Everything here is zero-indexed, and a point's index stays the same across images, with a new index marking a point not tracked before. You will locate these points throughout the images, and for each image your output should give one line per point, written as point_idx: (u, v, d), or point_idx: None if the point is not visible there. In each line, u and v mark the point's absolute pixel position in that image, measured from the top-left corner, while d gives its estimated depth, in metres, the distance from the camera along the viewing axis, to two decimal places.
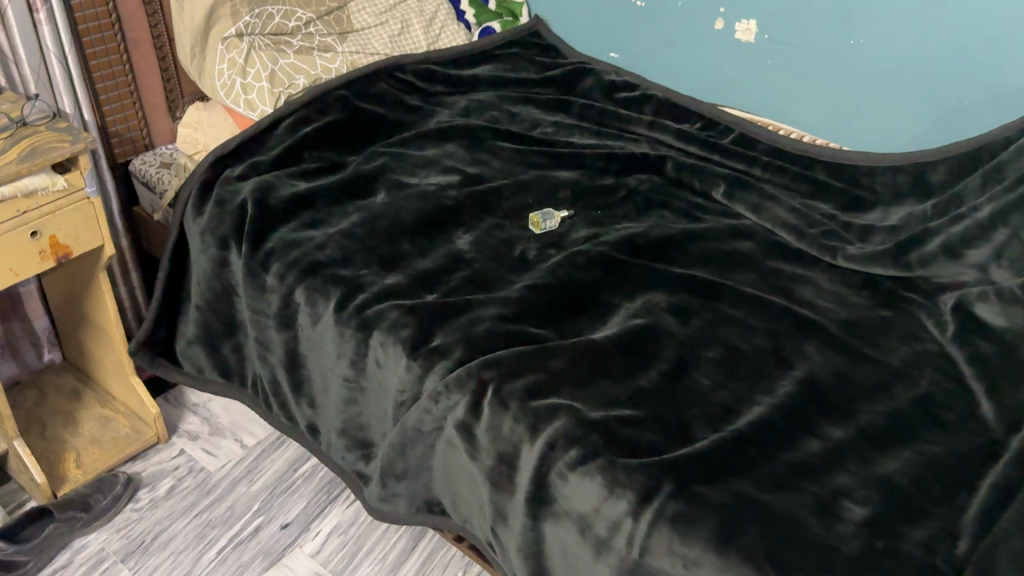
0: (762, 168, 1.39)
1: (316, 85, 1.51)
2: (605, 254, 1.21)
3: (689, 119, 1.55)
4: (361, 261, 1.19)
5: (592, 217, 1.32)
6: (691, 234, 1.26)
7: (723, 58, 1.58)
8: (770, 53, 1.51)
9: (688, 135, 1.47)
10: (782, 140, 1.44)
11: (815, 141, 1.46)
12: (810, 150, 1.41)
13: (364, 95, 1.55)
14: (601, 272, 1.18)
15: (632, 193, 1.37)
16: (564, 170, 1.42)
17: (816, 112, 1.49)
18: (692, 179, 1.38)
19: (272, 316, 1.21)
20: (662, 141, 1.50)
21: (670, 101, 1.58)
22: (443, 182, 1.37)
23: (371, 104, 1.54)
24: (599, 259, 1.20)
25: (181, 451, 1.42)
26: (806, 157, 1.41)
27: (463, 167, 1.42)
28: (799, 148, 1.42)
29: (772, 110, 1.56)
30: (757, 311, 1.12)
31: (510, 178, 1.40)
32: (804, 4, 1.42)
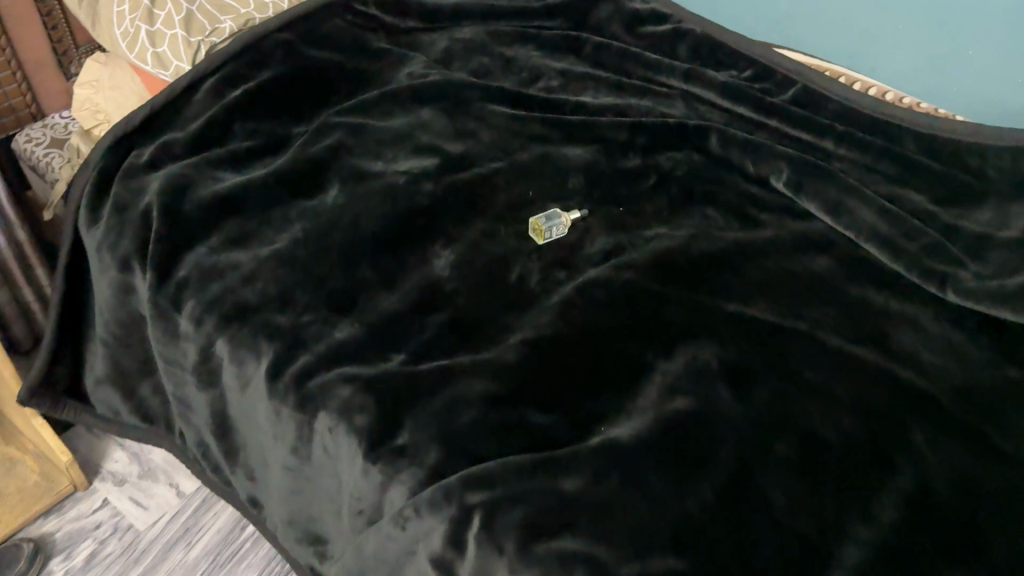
0: (836, 141, 1.07)
1: (249, 30, 1.15)
2: (631, 284, 0.90)
3: (736, 64, 1.20)
4: (303, 299, 0.88)
5: (612, 218, 1.00)
6: (745, 249, 0.95)
7: None
8: None
9: (738, 93, 1.13)
10: (860, 99, 1.11)
11: (905, 100, 1.13)
12: (899, 116, 1.08)
13: (313, 41, 1.20)
14: (626, 314, 0.88)
15: (663, 183, 1.04)
16: (575, 146, 1.09)
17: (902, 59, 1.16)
18: (743, 161, 1.05)
19: (191, 370, 0.91)
20: (702, 98, 1.16)
21: (710, 38, 1.22)
22: (415, 168, 1.04)
23: (321, 51, 1.19)
24: (623, 293, 0.90)
25: (104, 502, 1.15)
26: (893, 126, 1.08)
27: (441, 144, 1.08)
28: (882, 111, 1.09)
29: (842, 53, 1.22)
30: (839, 374, 0.83)
31: (504, 160, 1.07)
32: None
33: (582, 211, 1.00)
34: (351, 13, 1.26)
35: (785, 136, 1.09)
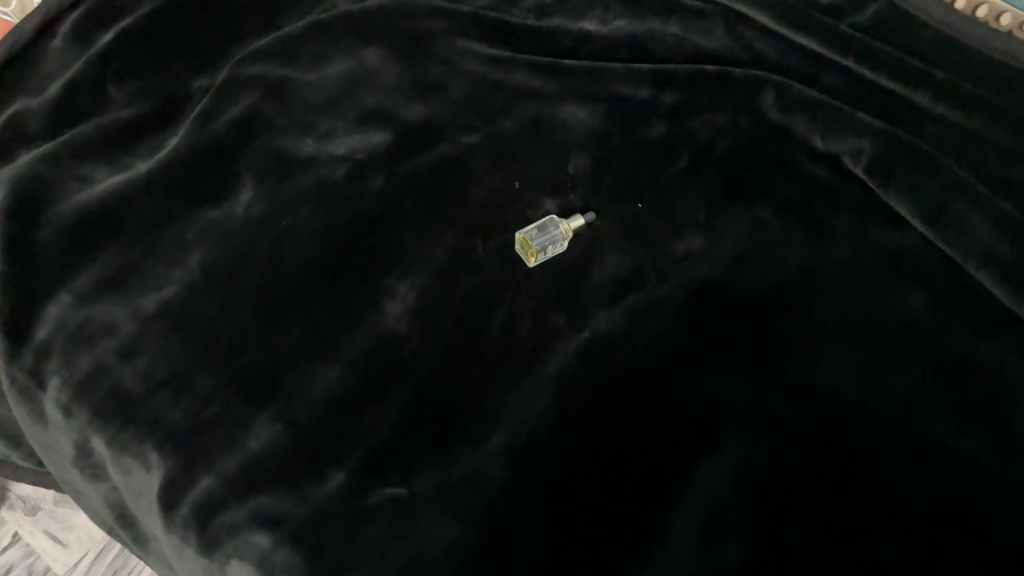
0: (932, 97, 0.77)
1: None
2: (656, 344, 0.67)
3: None
4: (206, 382, 0.64)
5: (628, 223, 0.74)
6: (809, 281, 0.71)
7: None
8: None
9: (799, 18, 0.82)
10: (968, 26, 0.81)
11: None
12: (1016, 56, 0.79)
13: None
14: (651, 394, 0.65)
15: (697, 165, 0.77)
16: (577, 106, 0.80)
17: None
18: (806, 132, 0.78)
19: (70, 458, 0.69)
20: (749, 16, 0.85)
21: None
22: (361, 150, 0.77)
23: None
24: (647, 360, 0.66)
25: (13, 538, 0.96)
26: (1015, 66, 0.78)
27: (395, 108, 0.80)
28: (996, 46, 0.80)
29: None
30: (941, 480, 0.61)
31: (481, 132, 0.79)
32: None
33: (585, 217, 0.74)
34: None
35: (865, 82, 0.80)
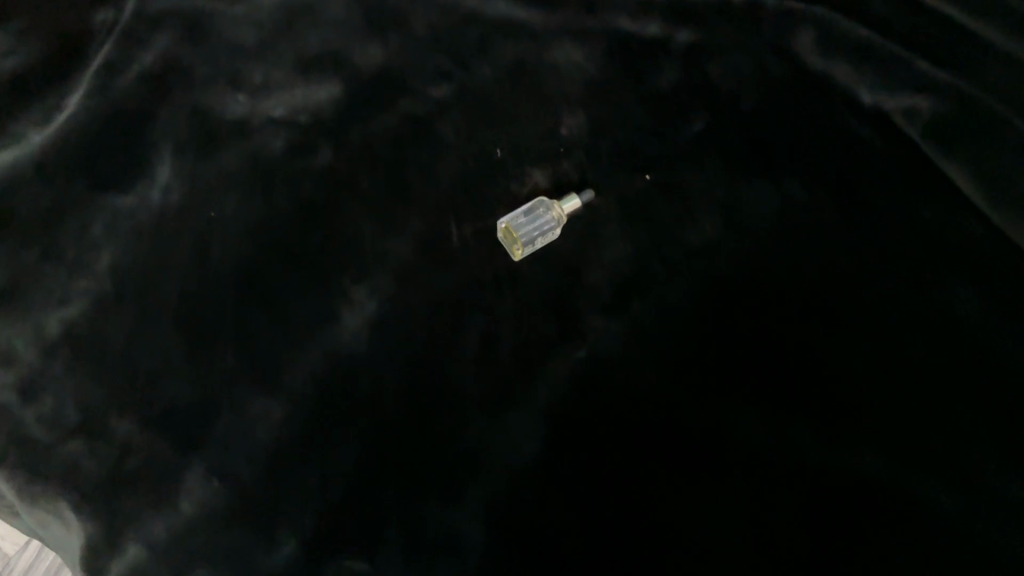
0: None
1: None
2: (654, 356, 0.57)
3: None
4: (125, 426, 0.53)
5: (632, 203, 0.62)
6: (837, 273, 0.59)
7: None
8: None
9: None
10: None
11: None
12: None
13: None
14: (646, 422, 0.54)
15: (714, 125, 0.64)
16: (570, 45, 0.66)
17: None
18: (852, 86, 0.64)
19: None
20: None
21: None
22: (306, 110, 0.62)
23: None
24: (643, 378, 0.56)
25: None
26: None
27: (347, 50, 0.65)
28: None
29: None
30: (990, 520, 0.49)
31: (453, 81, 0.65)
32: None
33: (581, 196, 0.61)
34: None
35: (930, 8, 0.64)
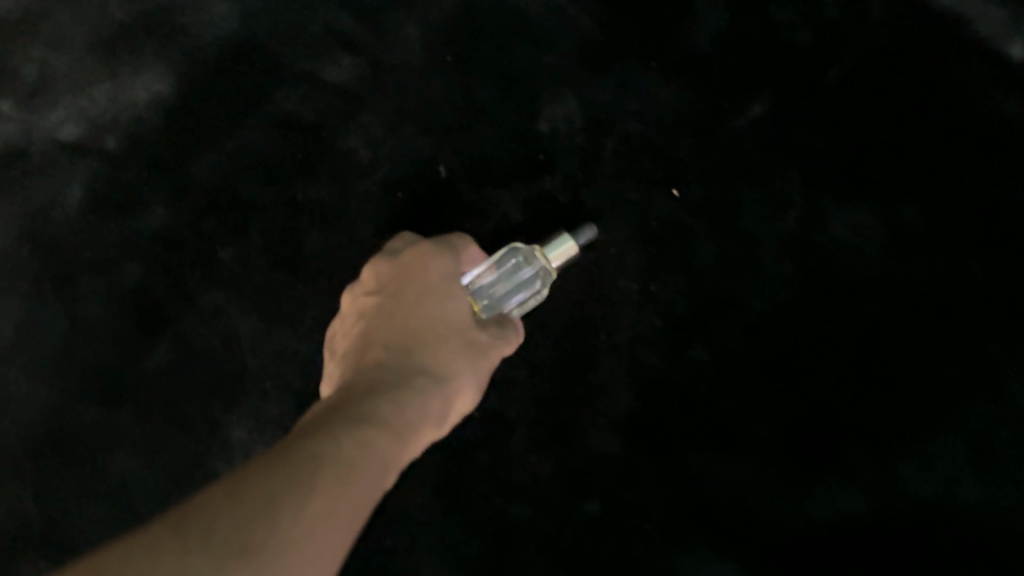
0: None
1: None
2: (712, 516, 0.37)
3: None
4: None
5: (657, 240, 0.40)
6: (990, 367, 0.37)
7: None
8: None
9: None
10: None
11: None
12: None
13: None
14: None
15: (784, 103, 0.41)
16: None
17: None
18: (993, 33, 0.41)
19: None
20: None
21: None
22: (120, 124, 0.39)
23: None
24: (693, 554, 0.36)
25: None
26: None
27: (179, 14, 0.40)
28: None
29: None
30: None
31: (357, 50, 0.41)
32: None
33: (580, 235, 0.38)
34: None
35: None
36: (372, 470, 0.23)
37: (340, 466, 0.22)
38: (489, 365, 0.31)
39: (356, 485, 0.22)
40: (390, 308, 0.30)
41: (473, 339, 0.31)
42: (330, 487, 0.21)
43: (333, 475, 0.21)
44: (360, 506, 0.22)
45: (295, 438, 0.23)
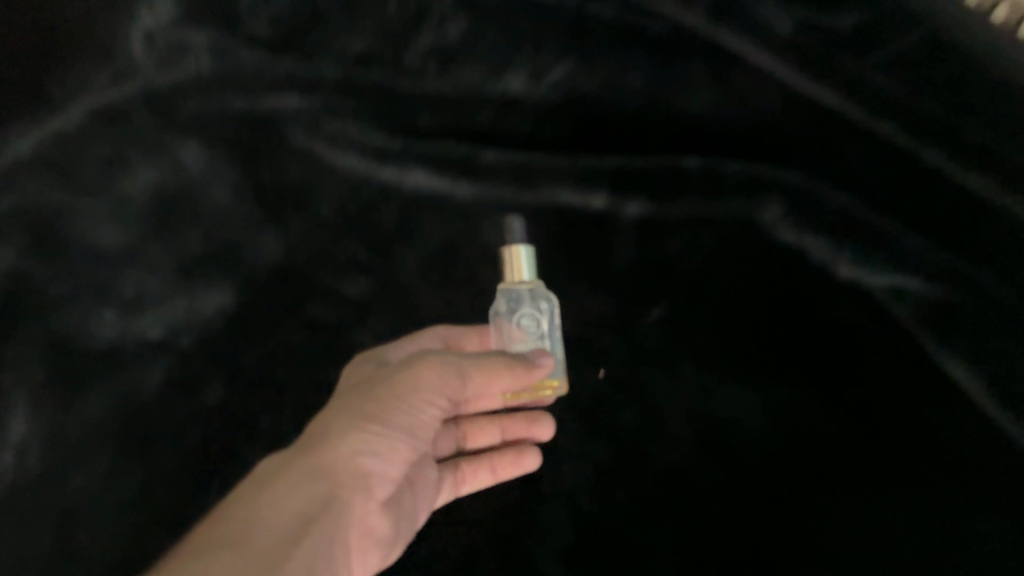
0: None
1: None
2: None
3: None
4: None
5: (589, 412, 0.53)
6: (842, 504, 0.47)
7: None
8: None
9: (878, 26, 0.44)
10: None
11: None
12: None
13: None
14: None
15: (681, 309, 0.54)
16: (490, 213, 0.57)
17: None
18: (831, 257, 0.53)
19: None
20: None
21: None
22: (194, 326, 0.54)
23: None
24: None
25: None
26: None
27: (239, 249, 0.55)
28: None
29: None
30: None
31: (369, 275, 0.56)
32: None
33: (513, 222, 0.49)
34: None
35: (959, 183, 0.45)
36: (280, 521, 0.37)
37: (235, 526, 0.37)
38: (439, 386, 0.43)
39: (257, 522, 0.37)
40: (321, 424, 0.43)
41: (411, 386, 0.43)
42: (236, 525, 0.37)
43: (230, 526, 0.37)
44: (288, 534, 0.37)
45: (238, 493, 0.40)
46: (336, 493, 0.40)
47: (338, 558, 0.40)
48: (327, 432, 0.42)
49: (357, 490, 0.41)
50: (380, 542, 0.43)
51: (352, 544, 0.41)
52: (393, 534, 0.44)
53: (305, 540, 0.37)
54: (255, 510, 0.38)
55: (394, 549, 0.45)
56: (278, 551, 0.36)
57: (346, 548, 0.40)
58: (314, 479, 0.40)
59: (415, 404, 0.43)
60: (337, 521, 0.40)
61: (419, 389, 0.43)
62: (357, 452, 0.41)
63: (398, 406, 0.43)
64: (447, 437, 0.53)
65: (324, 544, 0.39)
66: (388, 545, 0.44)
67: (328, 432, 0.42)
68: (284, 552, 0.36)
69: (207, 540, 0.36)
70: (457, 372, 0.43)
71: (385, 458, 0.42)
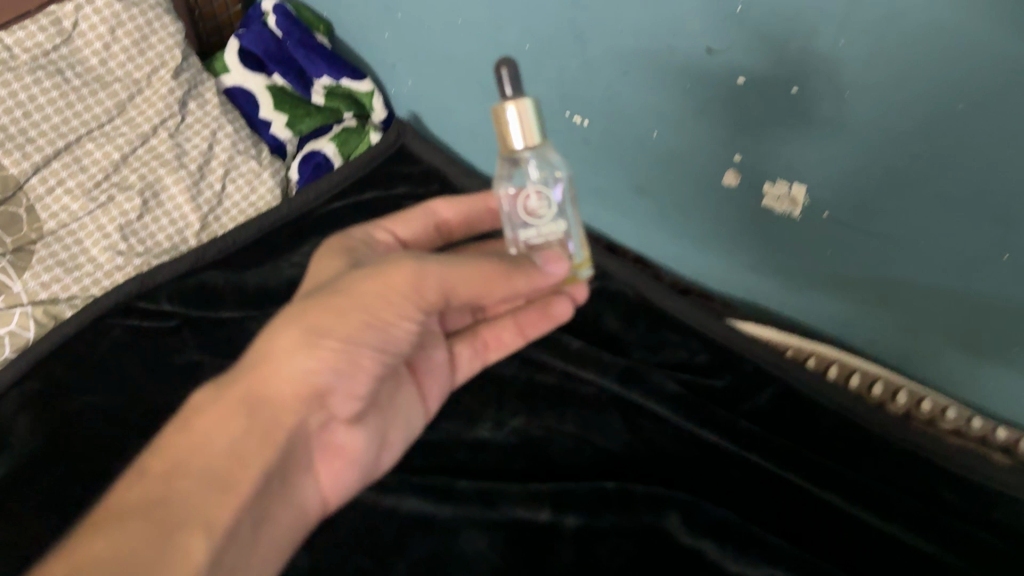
0: (906, 527, 0.65)
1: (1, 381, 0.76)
2: None
3: (680, 348, 0.82)
4: None
5: None
6: None
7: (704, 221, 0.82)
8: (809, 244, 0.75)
9: (740, 389, 0.78)
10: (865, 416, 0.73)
11: (915, 399, 0.74)
12: (959, 429, 0.74)
13: (64, 386, 0.77)
14: None
15: None
16: (466, 505, 0.72)
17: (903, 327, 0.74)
18: (720, 557, 0.65)
19: None
20: (660, 362, 0.81)
21: (645, 306, 0.85)
22: None
23: (83, 396, 0.76)
24: None
25: None
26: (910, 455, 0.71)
27: None
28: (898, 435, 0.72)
29: (836, 316, 0.79)
30: None
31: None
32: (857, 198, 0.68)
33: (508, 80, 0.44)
34: (135, 318, 0.82)
35: (806, 496, 0.69)
36: (214, 464, 0.41)
37: (175, 484, 0.40)
38: (406, 292, 0.45)
39: (198, 461, 0.41)
40: (288, 335, 0.45)
41: (377, 277, 0.45)
42: (180, 467, 0.41)
43: (158, 487, 0.40)
44: (213, 481, 0.41)
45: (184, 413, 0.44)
46: (274, 434, 0.45)
47: (303, 474, 0.49)
48: (275, 366, 0.45)
49: (301, 412, 0.47)
50: (351, 461, 0.51)
51: (314, 459, 0.50)
52: (374, 450, 0.54)
53: (239, 489, 0.42)
54: (189, 462, 0.41)
55: (381, 460, 0.55)
56: (214, 501, 0.40)
57: (309, 468, 0.49)
58: (257, 432, 0.44)
59: (375, 317, 0.46)
60: (293, 468, 0.48)
61: (361, 339, 0.46)
62: (308, 368, 0.46)
63: (339, 323, 0.45)
64: (459, 309, 0.62)
65: (276, 469, 0.46)
66: (372, 470, 0.54)
67: (268, 374, 0.45)
68: (216, 501, 0.40)
69: (144, 494, 0.39)
70: (439, 276, 0.45)
71: (341, 375, 0.47)
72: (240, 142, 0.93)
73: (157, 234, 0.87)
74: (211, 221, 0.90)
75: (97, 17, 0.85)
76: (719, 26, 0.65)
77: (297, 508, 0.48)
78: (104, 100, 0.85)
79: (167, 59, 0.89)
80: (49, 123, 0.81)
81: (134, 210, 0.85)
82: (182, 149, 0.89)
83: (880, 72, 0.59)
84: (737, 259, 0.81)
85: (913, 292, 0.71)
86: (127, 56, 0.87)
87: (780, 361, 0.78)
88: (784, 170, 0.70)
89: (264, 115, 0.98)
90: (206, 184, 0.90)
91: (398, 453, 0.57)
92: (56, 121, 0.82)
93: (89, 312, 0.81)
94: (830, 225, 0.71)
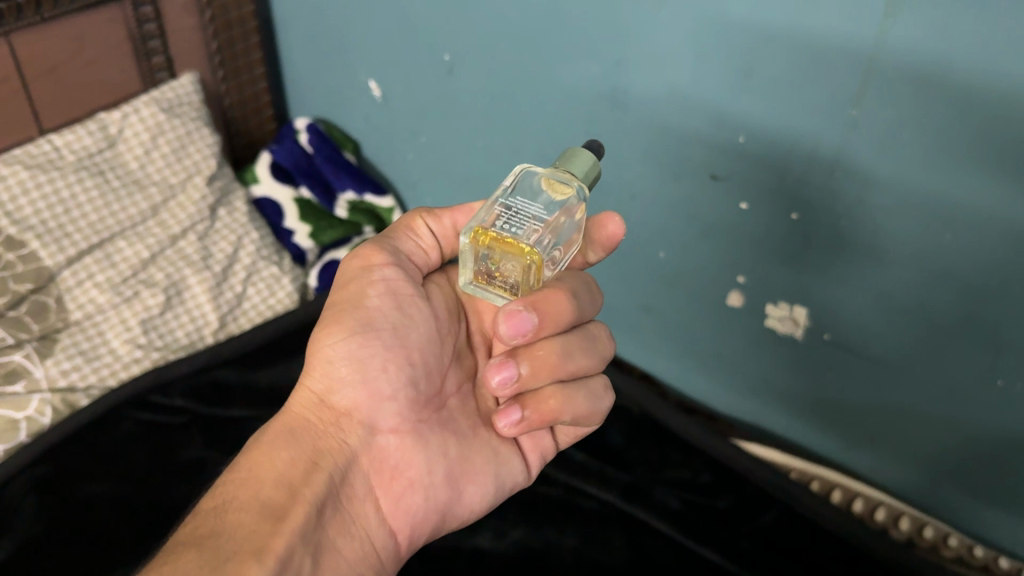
0: None
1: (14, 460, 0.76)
2: None
3: (686, 467, 0.82)
4: None
5: None
6: None
7: (707, 341, 0.84)
8: (810, 367, 0.77)
9: (744, 512, 0.78)
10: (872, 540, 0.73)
11: (920, 528, 0.75)
12: (964, 560, 0.74)
13: (72, 473, 0.77)
14: None
15: None
16: None
17: (900, 454, 0.76)
18: None
19: None
20: (666, 480, 0.81)
21: (650, 423, 0.86)
22: None
23: (88, 482, 0.77)
24: None
25: None
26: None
27: None
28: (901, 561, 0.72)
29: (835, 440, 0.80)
30: None
31: None
32: (854, 325, 0.71)
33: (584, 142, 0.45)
34: (149, 410, 0.83)
35: None
36: (262, 493, 0.48)
37: (227, 517, 0.46)
38: (362, 278, 0.52)
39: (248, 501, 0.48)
40: (315, 355, 0.52)
41: (357, 286, 0.52)
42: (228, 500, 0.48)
43: (210, 519, 0.46)
44: (263, 510, 0.47)
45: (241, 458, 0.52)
46: (318, 457, 0.50)
47: (360, 502, 0.52)
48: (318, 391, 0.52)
49: (338, 430, 0.52)
50: (411, 483, 0.52)
51: (375, 486, 0.52)
52: (446, 482, 0.53)
53: (289, 519, 0.47)
54: (238, 496, 0.48)
55: (465, 497, 0.54)
56: (263, 531, 0.46)
57: (370, 496, 0.52)
58: (301, 458, 0.50)
59: (360, 314, 0.52)
60: (354, 491, 0.52)
61: (349, 331, 0.52)
62: (330, 389, 0.52)
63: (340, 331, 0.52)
64: None
65: (330, 496, 0.50)
66: (452, 506, 0.53)
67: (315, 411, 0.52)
68: (270, 530, 0.46)
69: (204, 528, 0.46)
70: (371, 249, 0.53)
71: (360, 381, 0.52)
72: (264, 249, 0.97)
73: (176, 331, 0.89)
74: (229, 321, 0.92)
75: (141, 126, 0.90)
76: (724, 157, 0.69)
77: (364, 535, 0.51)
78: (140, 202, 0.90)
79: (202, 168, 0.94)
80: (85, 221, 0.86)
81: (157, 306, 0.88)
82: (209, 252, 0.93)
83: (872, 203, 0.63)
84: (739, 380, 0.84)
85: (911, 420, 0.72)
86: (165, 163, 0.92)
87: (781, 480, 0.78)
88: (785, 292, 0.73)
89: (288, 223, 1.03)
90: (228, 285, 0.94)
91: (491, 500, 0.56)
92: (93, 219, 0.86)
93: (105, 402, 0.81)
94: (831, 348, 0.74)
